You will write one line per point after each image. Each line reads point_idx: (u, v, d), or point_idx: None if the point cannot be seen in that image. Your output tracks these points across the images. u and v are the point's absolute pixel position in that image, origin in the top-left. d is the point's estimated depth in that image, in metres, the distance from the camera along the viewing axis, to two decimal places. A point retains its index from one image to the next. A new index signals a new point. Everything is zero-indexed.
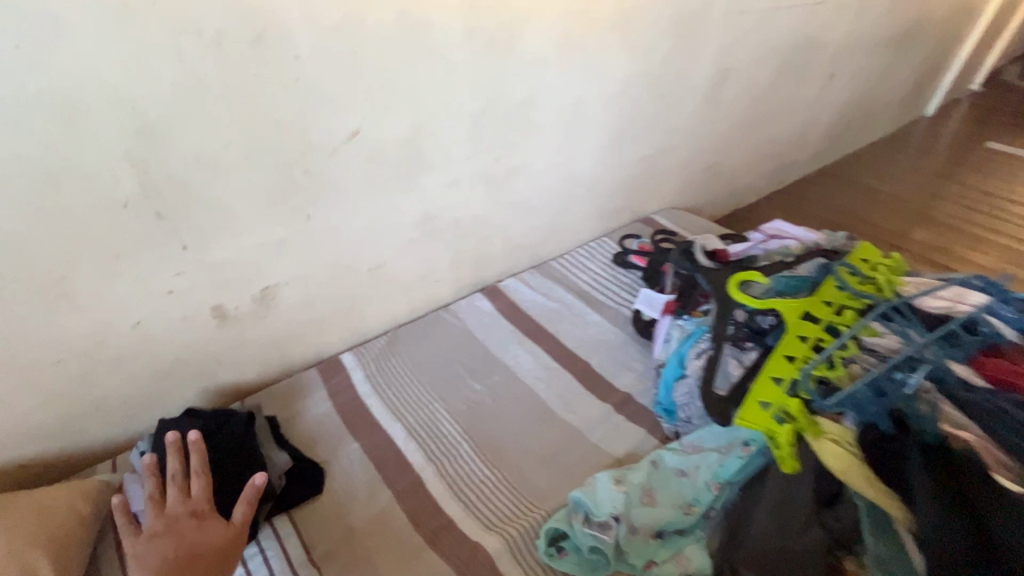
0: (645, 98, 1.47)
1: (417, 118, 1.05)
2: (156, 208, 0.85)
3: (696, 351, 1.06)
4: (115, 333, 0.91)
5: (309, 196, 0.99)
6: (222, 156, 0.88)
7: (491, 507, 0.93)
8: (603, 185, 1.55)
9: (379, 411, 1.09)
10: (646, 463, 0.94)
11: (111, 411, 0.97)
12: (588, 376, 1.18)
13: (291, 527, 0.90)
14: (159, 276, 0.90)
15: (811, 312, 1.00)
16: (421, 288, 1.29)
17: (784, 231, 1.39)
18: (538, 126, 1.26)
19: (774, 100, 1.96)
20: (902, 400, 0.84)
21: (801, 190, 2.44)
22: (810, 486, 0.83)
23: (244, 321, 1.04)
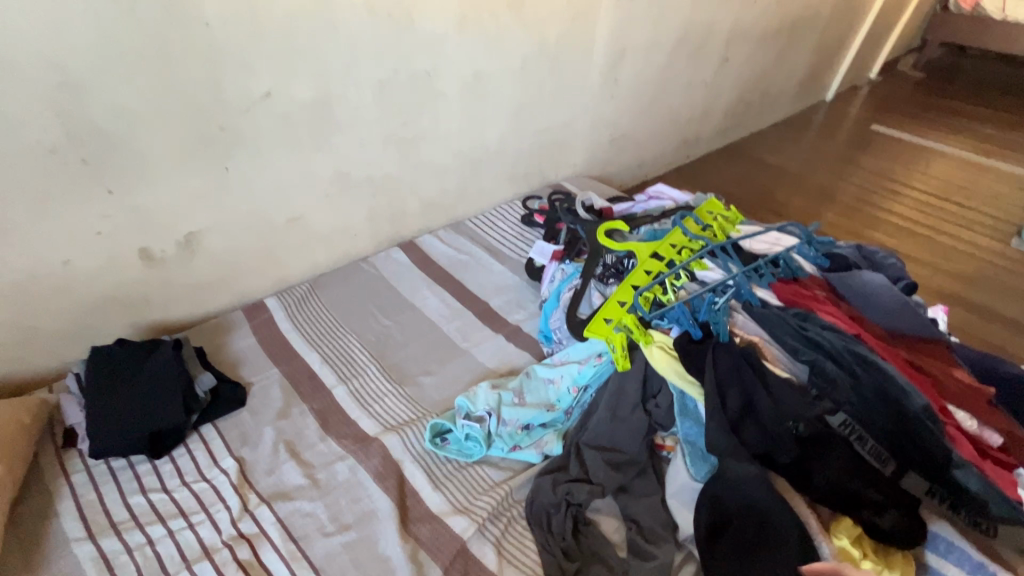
0: (544, 73, 1.65)
1: (324, 83, 1.19)
2: (81, 155, 0.97)
3: (570, 286, 1.27)
4: (46, 268, 1.02)
5: (226, 149, 1.12)
6: (141, 110, 0.99)
7: (389, 412, 1.11)
8: (511, 152, 1.73)
9: (298, 344, 1.25)
10: (522, 374, 1.14)
11: (45, 341, 1.08)
12: (485, 313, 1.38)
13: (215, 432, 1.05)
14: (85, 217, 1.02)
15: (656, 253, 1.24)
16: (340, 240, 1.44)
17: (663, 193, 1.62)
18: (441, 95, 1.42)
19: (672, 80, 2.19)
20: (710, 314, 1.08)
21: (705, 164, 2.71)
22: (639, 383, 1.06)
23: (170, 262, 1.17)
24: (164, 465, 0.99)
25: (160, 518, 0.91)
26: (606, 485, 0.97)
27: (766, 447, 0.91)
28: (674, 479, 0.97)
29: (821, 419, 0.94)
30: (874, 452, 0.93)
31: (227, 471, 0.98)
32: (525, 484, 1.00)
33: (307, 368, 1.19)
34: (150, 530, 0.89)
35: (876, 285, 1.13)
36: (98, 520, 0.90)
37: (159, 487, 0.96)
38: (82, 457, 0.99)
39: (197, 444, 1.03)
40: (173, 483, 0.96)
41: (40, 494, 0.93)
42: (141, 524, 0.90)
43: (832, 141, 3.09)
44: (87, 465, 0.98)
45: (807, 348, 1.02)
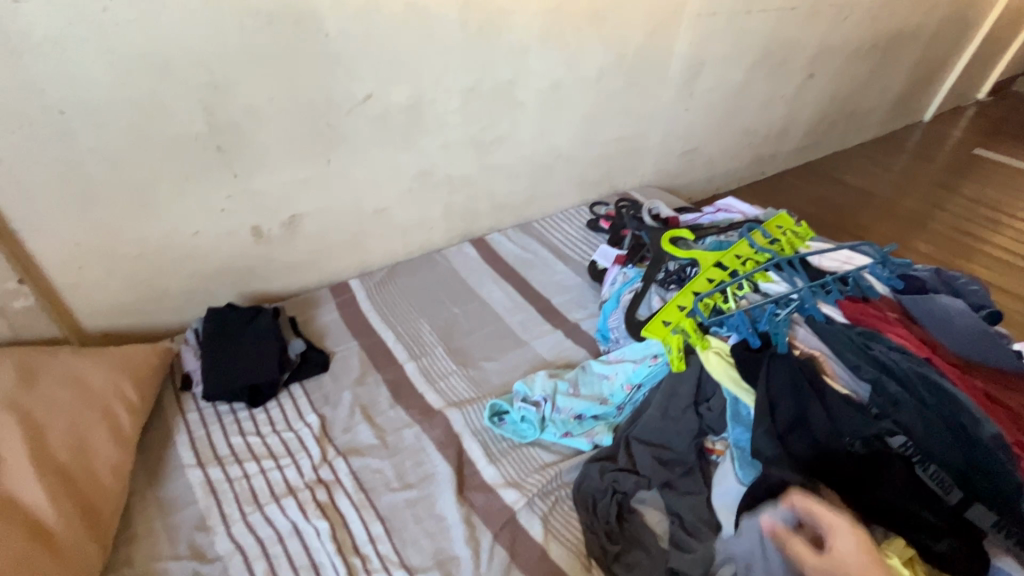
0: (620, 85, 1.71)
1: (417, 89, 1.31)
2: (217, 143, 1.13)
3: (630, 289, 1.32)
4: (180, 239, 1.19)
5: (329, 144, 1.27)
6: (267, 107, 1.15)
7: (453, 390, 1.20)
8: (581, 159, 1.79)
9: (375, 322, 1.38)
10: (578, 367, 1.20)
11: (171, 300, 1.26)
12: (546, 309, 1.45)
13: (302, 392, 1.19)
14: (215, 197, 1.18)
15: (720, 262, 1.26)
16: (418, 232, 1.57)
17: (733, 206, 1.62)
18: (520, 102, 1.52)
19: (750, 95, 2.17)
20: (771, 324, 1.09)
21: (780, 181, 2.64)
22: (691, 386, 1.08)
23: (275, 241, 1.33)
24: (259, 413, 1.13)
25: (256, 458, 1.05)
26: (652, 478, 1.01)
27: (817, 459, 0.91)
28: (721, 482, 0.99)
29: (879, 437, 0.93)
30: (936, 478, 0.89)
31: (310, 424, 1.11)
32: (573, 468, 1.06)
33: (383, 344, 1.32)
34: (246, 466, 1.03)
35: (953, 311, 1.10)
36: (206, 452, 1.05)
37: (255, 432, 1.10)
38: (195, 399, 1.15)
39: (287, 399, 1.17)
40: (266, 429, 1.10)
41: (163, 427, 1.09)
42: (240, 461, 1.04)
43: (924, 165, 2.91)
44: (199, 407, 1.14)
45: (870, 366, 1.01)
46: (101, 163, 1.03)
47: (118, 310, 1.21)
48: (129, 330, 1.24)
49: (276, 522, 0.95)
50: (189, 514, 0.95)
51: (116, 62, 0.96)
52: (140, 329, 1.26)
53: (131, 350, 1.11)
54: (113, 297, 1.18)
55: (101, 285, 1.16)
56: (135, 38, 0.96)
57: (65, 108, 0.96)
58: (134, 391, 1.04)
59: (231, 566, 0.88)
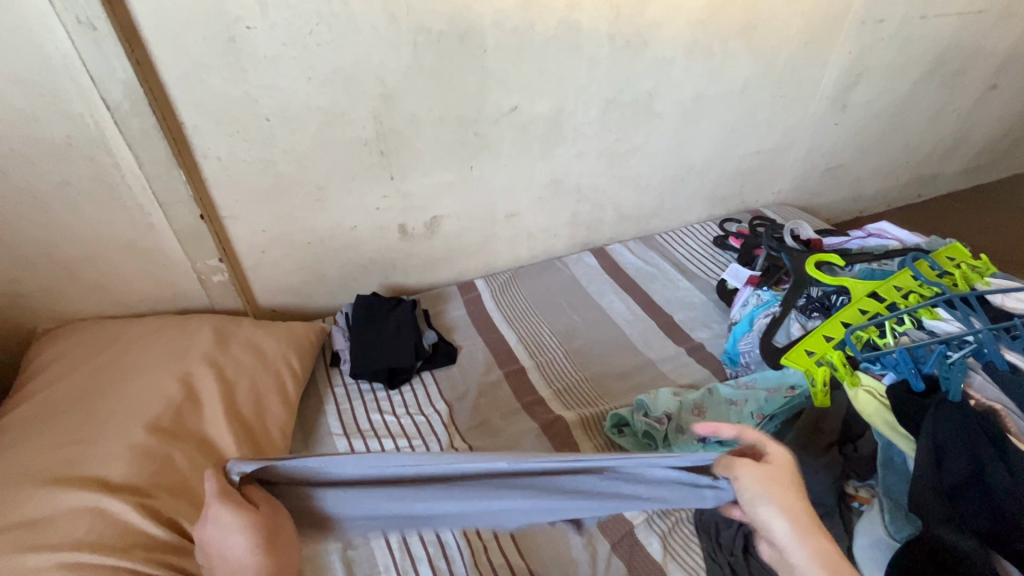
0: (765, 97, 1.62)
1: (559, 101, 1.36)
2: (380, 148, 1.26)
3: (765, 312, 1.26)
4: (341, 232, 1.34)
5: (474, 152, 1.35)
6: (426, 116, 1.25)
7: (573, 396, 1.23)
8: (713, 173, 1.73)
9: (499, 321, 1.44)
10: (703, 389, 1.18)
11: (327, 285, 1.42)
12: (668, 325, 1.42)
13: (431, 380, 1.28)
14: (373, 196, 1.32)
15: (876, 292, 1.16)
16: (542, 238, 1.61)
17: (886, 231, 1.48)
18: (657, 114, 1.50)
19: (913, 108, 1.95)
20: (939, 366, 0.97)
21: (941, 205, 2.33)
22: (836, 419, 1.00)
23: (417, 238, 1.44)
24: (395, 395, 1.24)
25: (392, 435, 1.15)
26: None
27: (997, 527, 0.78)
28: (866, 530, 0.88)
29: None
30: None
31: (439, 411, 1.19)
32: None
33: (505, 343, 1.37)
34: (383, 442, 1.13)
35: None
36: (350, 425, 1.17)
37: (391, 412, 1.20)
38: (342, 375, 1.28)
39: (419, 384, 1.27)
40: (400, 411, 1.20)
41: (315, 395, 1.24)
42: (378, 436, 1.14)
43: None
44: (344, 382, 1.27)
45: None
46: (290, 162, 1.20)
47: (286, 290, 1.38)
48: (292, 309, 1.42)
49: None
50: None
51: (314, 78, 1.11)
52: (300, 309, 1.43)
53: (296, 326, 1.27)
54: (284, 279, 1.36)
55: (277, 268, 1.34)
56: (330, 55, 1.10)
57: (270, 116, 1.12)
58: (298, 362, 1.19)
59: None
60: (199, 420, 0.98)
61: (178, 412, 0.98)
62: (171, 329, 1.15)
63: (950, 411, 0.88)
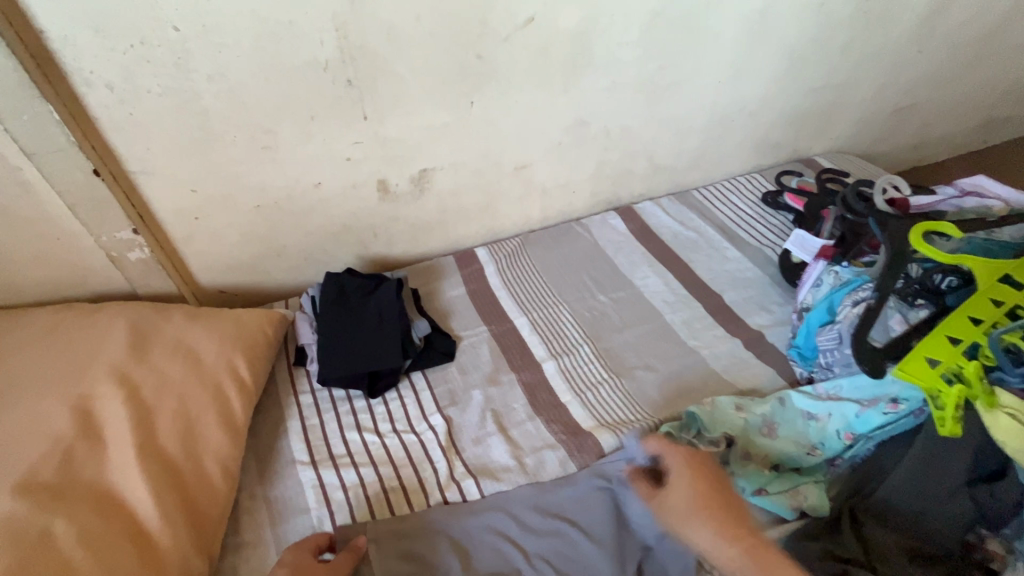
0: (844, 12, 1.27)
1: (589, 11, 1.01)
2: (348, 76, 0.92)
3: (851, 299, 0.97)
4: (301, 190, 1.02)
5: (476, 82, 1.01)
6: (410, 29, 0.91)
7: (604, 405, 0.96)
8: (770, 113, 1.39)
9: (506, 304, 1.15)
10: (772, 398, 0.91)
11: (287, 258, 1.11)
12: (718, 308, 1.14)
13: (425, 384, 1.00)
14: (341, 142, 0.99)
15: (1010, 276, 0.88)
16: (559, 196, 1.29)
17: (986, 187, 1.20)
18: (713, 34, 1.15)
19: (1008, 32, 1.60)
20: None
21: (1011, 153, 2.00)
22: (964, 455, 0.75)
23: (402, 198, 1.12)
24: (377, 406, 0.97)
25: (373, 462, 0.89)
26: None
27: None
28: None
29: None
30: None
31: (436, 428, 0.93)
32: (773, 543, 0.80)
33: (516, 333, 1.09)
34: (363, 473, 0.87)
35: None
36: (319, 448, 0.91)
37: (373, 429, 0.94)
38: (309, 378, 1.00)
39: (408, 390, 0.99)
40: (385, 428, 0.94)
41: (275, 405, 0.97)
42: (355, 464, 0.88)
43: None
44: (312, 388, 0.99)
45: None
46: (220, 94, 0.86)
47: (233, 266, 1.07)
48: (244, 289, 1.12)
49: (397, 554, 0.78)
50: (300, 526, 0.81)
51: None
52: (254, 289, 1.12)
53: (244, 318, 0.95)
54: (229, 253, 1.05)
55: (220, 239, 1.03)
56: None
57: (180, 24, 0.78)
58: (246, 370, 0.89)
59: None
60: (99, 466, 0.73)
61: (67, 460, 0.72)
62: (71, 327, 0.86)
63: None
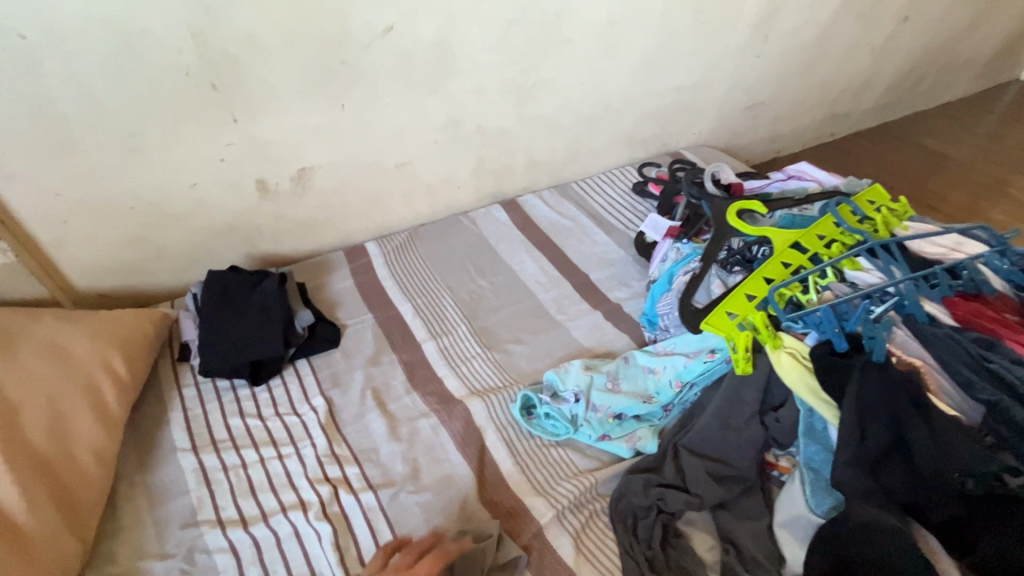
0: (684, 23, 1.46)
1: (446, 21, 1.12)
2: (212, 81, 0.97)
3: (685, 270, 1.13)
4: (176, 191, 1.06)
5: (345, 86, 1.09)
6: (270, 37, 0.98)
7: (477, 376, 1.07)
8: (633, 111, 1.56)
9: (392, 292, 1.23)
10: (618, 358, 1.05)
11: (169, 259, 1.13)
12: (584, 286, 1.28)
13: (309, 370, 1.06)
14: (212, 144, 1.04)
15: (799, 243, 1.06)
16: (442, 191, 1.39)
17: (806, 173, 1.41)
18: (567, 42, 1.30)
19: (832, 39, 1.87)
20: (861, 323, 0.89)
21: (854, 144, 2.30)
22: (755, 389, 0.92)
23: (284, 197, 1.17)
24: (260, 393, 1.02)
25: (255, 444, 0.94)
26: (705, 499, 0.87)
27: (915, 497, 0.76)
28: (787, 507, 0.85)
29: (999, 477, 0.74)
30: None
31: (317, 409, 1.00)
32: (612, 479, 0.92)
33: (400, 318, 1.18)
34: (244, 454, 0.93)
35: None
36: (201, 435, 0.95)
37: (256, 414, 0.99)
38: (193, 372, 1.04)
39: (293, 377, 1.05)
40: (268, 412, 0.99)
41: (157, 400, 1.00)
42: (237, 446, 0.94)
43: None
44: (196, 381, 1.03)
45: (991, 385, 0.82)
46: (80, 99, 0.90)
47: (110, 269, 1.09)
48: (125, 291, 1.13)
49: (275, 522, 0.85)
50: (180, 506, 0.86)
51: None
52: (136, 291, 1.14)
53: (120, 317, 0.98)
54: (104, 255, 1.07)
55: (92, 242, 1.05)
56: None
57: (27, 32, 0.82)
58: (122, 365, 0.92)
59: (221, 567, 0.80)
60: None
61: None
62: None
63: (873, 379, 0.81)
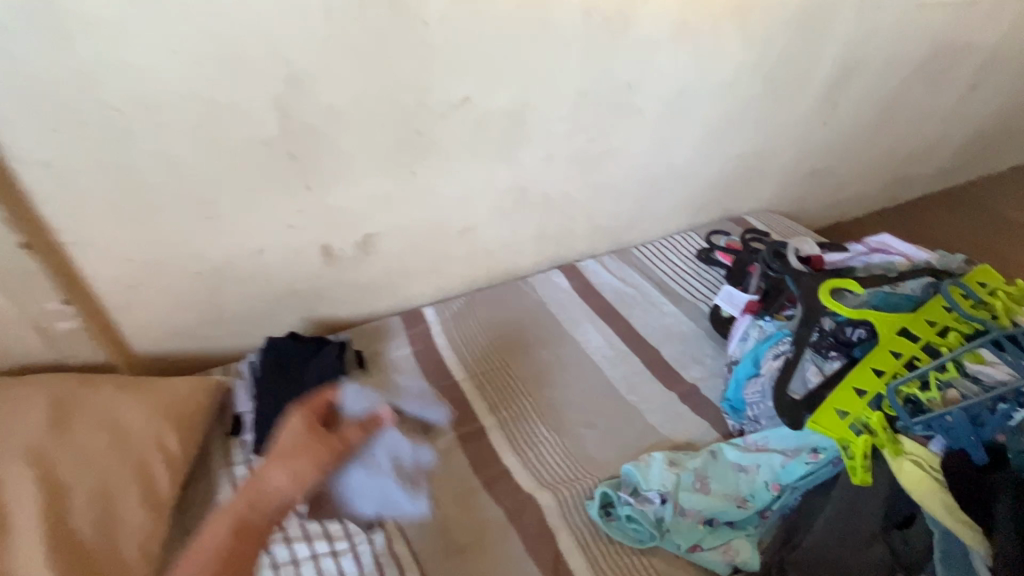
0: (755, 91, 1.42)
1: (521, 91, 1.10)
2: (290, 149, 0.96)
3: (773, 352, 1.03)
4: (243, 256, 1.04)
5: (417, 154, 1.08)
6: (349, 108, 0.97)
7: (546, 465, 0.98)
8: (698, 177, 1.51)
9: (451, 364, 1.16)
10: (705, 452, 0.95)
11: (229, 324, 1.10)
12: (655, 362, 1.19)
13: None
14: (283, 211, 1.02)
15: (906, 329, 0.95)
16: (503, 256, 1.34)
17: (890, 245, 1.32)
18: (638, 110, 1.27)
19: (902, 105, 1.80)
20: (1002, 431, 0.78)
21: (920, 209, 2.20)
22: (879, 504, 0.80)
23: (346, 262, 1.14)
24: None
25: (308, 536, 0.87)
26: None
27: None
28: None
29: None
30: None
31: None
32: None
33: (460, 393, 1.10)
34: (296, 547, 0.85)
35: None
36: None
37: None
38: (244, 448, 0.98)
39: None
40: None
41: (207, 478, 0.94)
42: (289, 538, 0.86)
43: None
44: (247, 459, 0.97)
45: None
46: (162, 168, 0.90)
47: (170, 332, 1.06)
48: (182, 355, 1.10)
49: None
50: None
51: (182, 51, 0.82)
52: (193, 355, 1.11)
53: (177, 387, 0.93)
54: (167, 320, 1.04)
55: (157, 306, 1.02)
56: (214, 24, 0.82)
57: (122, 105, 0.83)
58: (175, 444, 0.86)
59: None
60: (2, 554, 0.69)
61: None
62: None
63: None
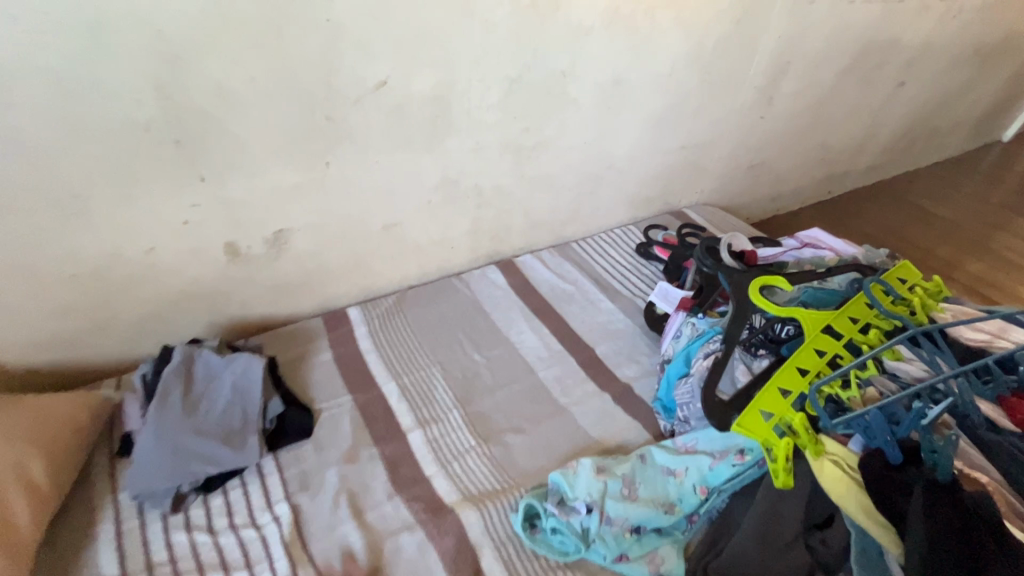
0: (692, 83, 1.40)
1: (444, 76, 1.03)
2: (176, 135, 0.86)
3: (704, 351, 1.01)
4: (129, 255, 0.93)
5: (329, 142, 0.99)
6: (246, 90, 0.88)
7: (471, 476, 0.93)
8: (637, 170, 1.48)
9: (375, 369, 1.09)
10: (634, 456, 0.91)
11: (118, 330, 0.99)
12: (590, 362, 1.15)
13: (274, 468, 0.91)
14: (174, 205, 0.92)
15: (831, 327, 0.96)
16: (434, 252, 1.27)
17: (820, 240, 1.33)
18: (572, 100, 1.22)
19: (834, 100, 1.84)
20: (916, 429, 0.78)
21: (852, 203, 2.27)
22: (799, 507, 0.80)
23: (255, 261, 1.04)
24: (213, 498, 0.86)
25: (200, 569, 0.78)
26: None
27: None
28: None
29: None
30: None
31: (281, 520, 0.84)
32: None
33: (383, 401, 1.03)
34: None
35: None
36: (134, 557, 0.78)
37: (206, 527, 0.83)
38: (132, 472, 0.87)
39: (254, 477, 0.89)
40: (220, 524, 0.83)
41: (85, 508, 0.83)
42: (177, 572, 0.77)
43: None
44: None
45: None
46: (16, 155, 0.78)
47: (45, 342, 0.94)
48: (62, 368, 0.97)
49: None
50: None
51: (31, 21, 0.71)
52: (76, 367, 0.98)
53: (49, 409, 0.83)
54: (40, 327, 0.92)
55: (25, 312, 0.90)
56: None
57: None
58: (42, 474, 0.76)
59: None
60: None
61: None
62: None
63: (939, 504, 0.70)
